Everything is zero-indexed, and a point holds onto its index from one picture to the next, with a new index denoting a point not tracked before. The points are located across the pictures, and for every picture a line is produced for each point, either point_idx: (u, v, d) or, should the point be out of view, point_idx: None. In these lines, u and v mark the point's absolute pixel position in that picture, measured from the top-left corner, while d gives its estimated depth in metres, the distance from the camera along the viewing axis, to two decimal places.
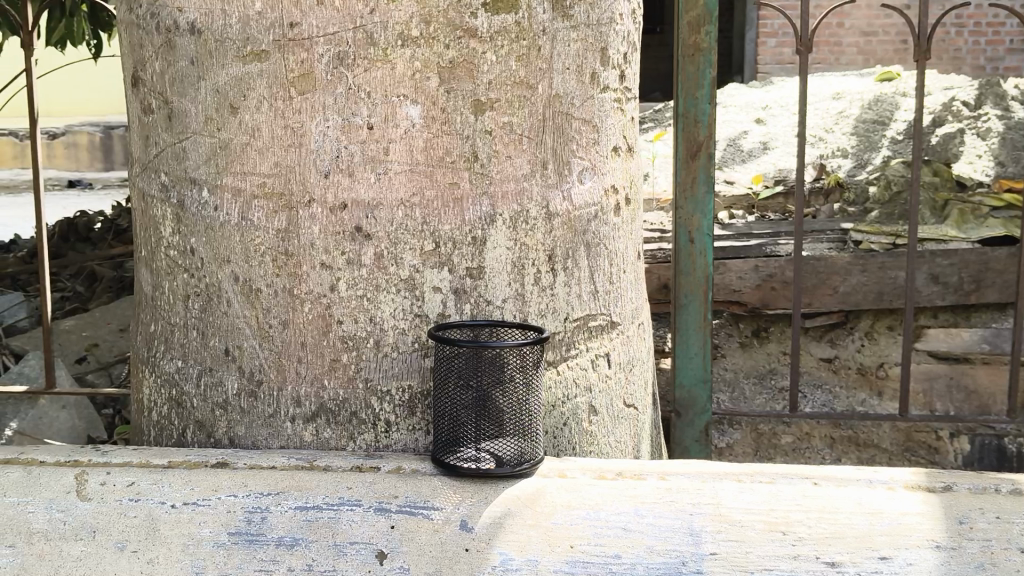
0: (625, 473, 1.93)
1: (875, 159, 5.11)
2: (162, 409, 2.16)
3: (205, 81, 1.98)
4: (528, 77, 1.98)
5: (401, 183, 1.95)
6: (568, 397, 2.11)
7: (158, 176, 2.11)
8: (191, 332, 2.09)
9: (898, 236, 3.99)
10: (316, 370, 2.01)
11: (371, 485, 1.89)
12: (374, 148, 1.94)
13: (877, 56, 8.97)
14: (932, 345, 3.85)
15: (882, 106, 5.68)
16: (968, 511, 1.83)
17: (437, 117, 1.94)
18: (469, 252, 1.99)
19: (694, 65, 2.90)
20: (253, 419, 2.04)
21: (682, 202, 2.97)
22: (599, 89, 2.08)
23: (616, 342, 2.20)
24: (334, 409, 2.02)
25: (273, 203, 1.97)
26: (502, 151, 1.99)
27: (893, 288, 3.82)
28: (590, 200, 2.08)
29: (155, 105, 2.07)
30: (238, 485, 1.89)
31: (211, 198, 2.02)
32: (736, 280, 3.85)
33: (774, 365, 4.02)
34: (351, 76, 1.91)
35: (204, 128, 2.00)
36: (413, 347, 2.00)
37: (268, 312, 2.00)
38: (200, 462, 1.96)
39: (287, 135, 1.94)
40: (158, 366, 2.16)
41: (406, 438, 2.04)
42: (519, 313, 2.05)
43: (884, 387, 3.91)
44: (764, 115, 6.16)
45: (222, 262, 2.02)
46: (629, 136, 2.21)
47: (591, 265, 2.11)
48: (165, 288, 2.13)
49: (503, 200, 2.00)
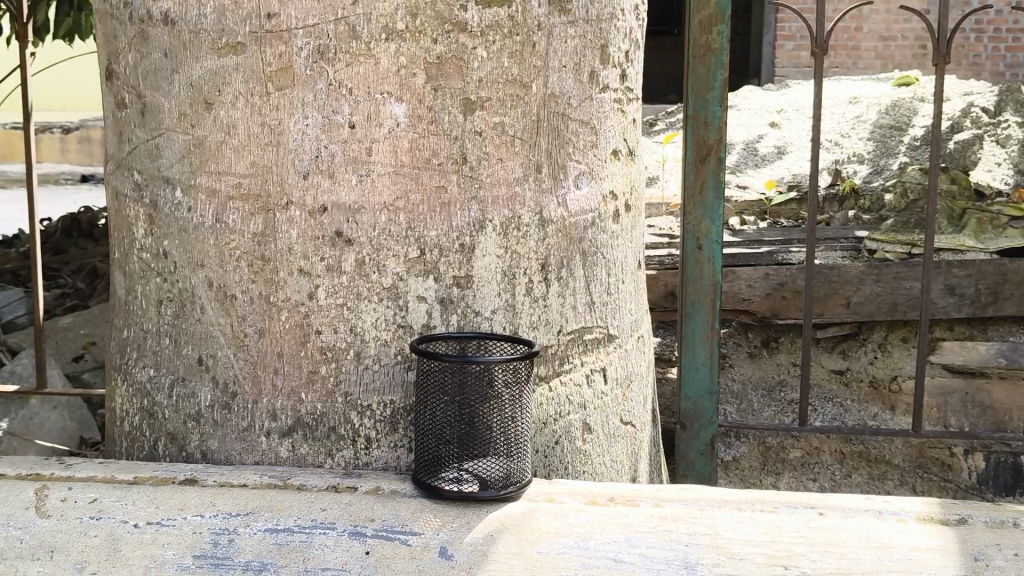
0: (617, 499, 1.82)
1: (892, 165, 4.97)
2: (133, 420, 2.05)
3: (179, 75, 1.87)
4: (521, 76, 1.86)
5: (385, 186, 1.84)
6: (561, 414, 2.00)
7: (132, 174, 2.00)
8: (164, 339, 1.98)
9: (913, 245, 3.82)
10: (294, 382, 1.90)
11: (346, 507, 1.77)
12: (356, 149, 1.82)
13: (895, 61, 8.79)
14: (947, 358, 3.71)
15: (900, 111, 5.52)
16: (985, 547, 1.70)
17: (423, 116, 1.82)
18: (457, 260, 1.88)
19: (705, 66, 2.78)
20: (226, 432, 1.93)
21: (690, 208, 2.85)
22: (598, 88, 1.96)
23: (613, 357, 2.08)
24: (312, 424, 1.91)
25: (249, 205, 1.86)
26: (493, 153, 1.87)
27: (908, 299, 3.67)
28: (586, 207, 1.97)
29: (129, 100, 1.96)
30: (205, 505, 1.78)
31: (185, 199, 1.91)
32: (746, 289, 3.68)
33: (783, 376, 3.88)
34: (332, 71, 1.80)
35: (178, 124, 1.89)
36: (396, 359, 1.89)
37: (244, 319, 1.89)
38: (167, 478, 1.85)
39: (264, 133, 1.83)
40: (130, 374, 2.06)
41: (387, 455, 1.92)
42: (509, 325, 1.93)
43: (897, 401, 3.75)
44: (779, 119, 6.01)
45: (196, 266, 1.91)
46: (630, 139, 2.10)
47: (587, 275, 2.00)
48: (138, 293, 2.02)
49: (494, 205, 1.88)
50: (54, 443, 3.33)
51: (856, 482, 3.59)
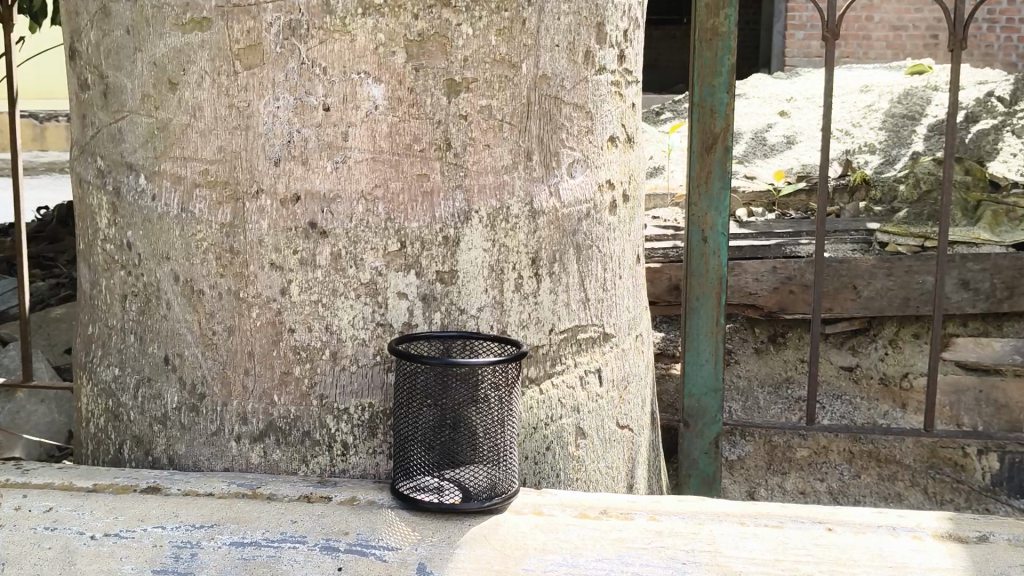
0: (610, 512, 1.69)
1: (904, 155, 4.82)
2: (99, 421, 1.94)
3: (141, 53, 1.74)
4: (510, 55, 1.73)
5: (362, 173, 1.71)
6: (552, 418, 1.87)
7: (95, 160, 1.87)
8: (129, 336, 1.86)
9: (927, 238, 3.64)
10: (266, 384, 1.77)
11: (319, 519, 1.63)
12: (331, 133, 1.69)
13: (906, 51, 8.29)
14: (960, 354, 3.59)
15: (912, 100, 5.36)
16: (1008, 568, 1.57)
17: (404, 98, 1.69)
18: (440, 253, 1.75)
19: (712, 50, 2.64)
20: (194, 437, 1.81)
21: (695, 199, 2.72)
22: (594, 70, 1.83)
23: (609, 357, 1.96)
24: (285, 428, 1.78)
25: (217, 192, 1.73)
26: (479, 138, 1.74)
27: (921, 294, 3.53)
28: (581, 197, 1.84)
29: (91, 80, 1.84)
30: (168, 515, 1.64)
31: (148, 186, 1.79)
32: (753, 283, 3.54)
33: (790, 373, 3.74)
34: (305, 49, 1.67)
35: (141, 105, 1.76)
36: (375, 360, 1.76)
37: (212, 316, 1.77)
38: (128, 486, 1.72)
39: (232, 116, 1.70)
40: (95, 373, 1.94)
41: (365, 462, 1.79)
42: (497, 324, 1.80)
43: (909, 399, 3.62)
44: (788, 108, 5.83)
45: (161, 259, 1.79)
46: (629, 125, 1.96)
47: (581, 270, 1.87)
48: (103, 287, 1.90)
49: (480, 194, 1.75)
50: (42, 437, 3.15)
51: (866, 484, 3.44)
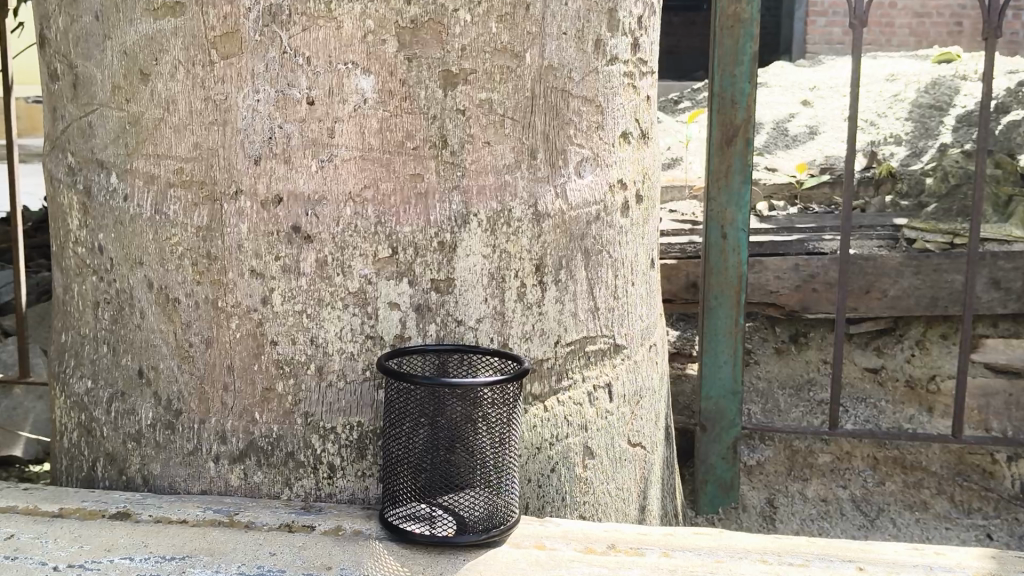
0: (619, 547, 1.54)
1: (932, 147, 4.59)
2: (71, 436, 1.81)
3: (111, 41, 1.61)
4: (512, 45, 1.58)
5: (350, 173, 1.56)
6: (557, 438, 1.72)
7: (65, 157, 1.74)
8: (101, 346, 1.73)
9: (957, 235, 3.34)
10: (246, 401, 1.64)
11: (300, 552, 1.49)
12: (317, 129, 1.55)
13: (929, 39, 7.69)
14: (990, 356, 3.08)
15: (940, 90, 5.14)
16: None
17: (396, 91, 1.54)
18: (436, 260, 1.60)
19: (733, 38, 2.48)
20: (171, 456, 1.68)
21: (714, 194, 2.57)
22: (605, 60, 1.67)
23: (620, 371, 1.81)
24: (267, 449, 1.64)
25: (193, 193, 1.59)
26: (479, 135, 1.58)
27: (950, 293, 3.09)
28: (591, 198, 1.69)
29: (60, 70, 1.70)
30: (136, 546, 1.50)
31: (120, 185, 1.65)
32: (774, 280, 3.17)
33: (812, 375, 3.28)
34: (286, 36, 1.52)
35: (111, 98, 1.63)
36: (365, 376, 1.61)
37: (188, 327, 1.64)
38: (97, 511, 1.60)
39: (208, 110, 1.56)
40: (68, 384, 1.81)
41: (353, 486, 1.65)
42: (497, 336, 1.65)
43: (935, 403, 3.13)
44: (811, 97, 5.63)
45: (134, 264, 1.66)
46: (643, 120, 1.80)
47: (590, 278, 1.72)
48: (75, 293, 1.76)
49: (480, 196, 1.60)
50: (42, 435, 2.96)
51: (890, 491, 2.89)
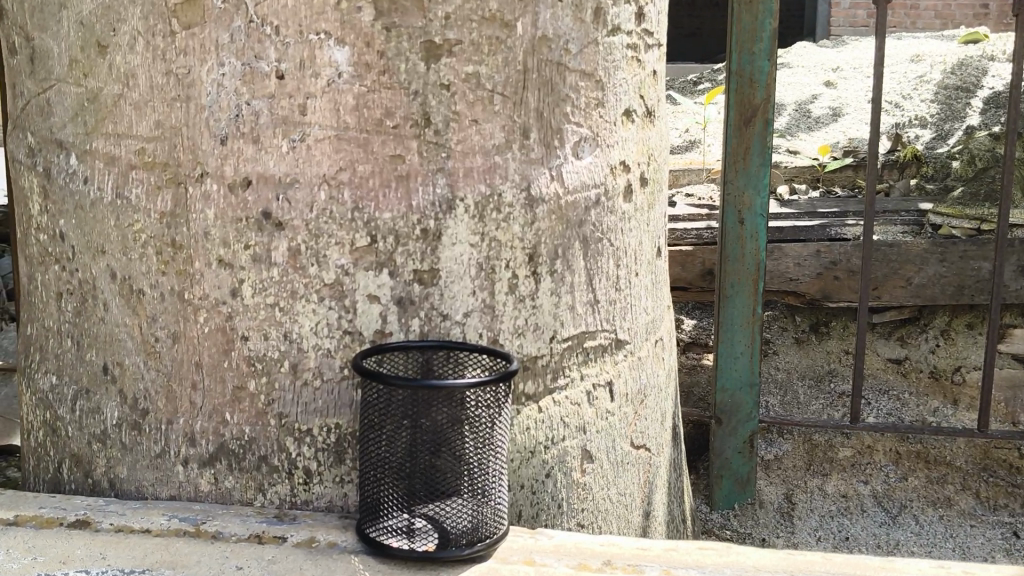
0: (617, 564, 1.41)
1: (958, 132, 4.44)
2: (37, 435, 1.70)
3: (68, 11, 1.49)
4: (501, 13, 1.44)
5: (324, 153, 1.43)
6: (553, 440, 1.59)
7: (25, 137, 1.63)
8: (66, 340, 1.62)
9: (984, 221, 3.18)
10: (216, 401, 1.52)
11: (269, 566, 1.38)
12: (288, 106, 1.42)
13: (956, 22, 7.38)
14: (1018, 347, 2.91)
15: (967, 70, 4.93)
16: None
17: (373, 64, 1.41)
18: (419, 249, 1.47)
19: (752, 13, 2.32)
20: (137, 459, 1.57)
21: (731, 177, 2.42)
22: (605, 30, 1.53)
23: (622, 368, 1.68)
24: (238, 452, 1.52)
25: (156, 175, 1.48)
26: (465, 112, 1.45)
27: (977, 282, 2.91)
28: (589, 181, 1.56)
29: (18, 44, 1.59)
30: (93, 558, 1.39)
31: (80, 168, 1.54)
32: (794, 268, 3.01)
33: (834, 366, 3.12)
34: (253, 4, 1.40)
35: (69, 73, 1.51)
36: (342, 375, 1.49)
37: (154, 321, 1.52)
38: (56, 519, 1.49)
39: (170, 85, 1.44)
40: (33, 380, 1.70)
41: (332, 492, 1.53)
42: (487, 332, 1.52)
43: (961, 396, 2.97)
44: (834, 77, 5.42)
45: (96, 253, 1.55)
46: (648, 96, 1.66)
47: (589, 267, 1.58)
48: (38, 283, 1.65)
49: (467, 179, 1.47)
50: None
51: (913, 487, 2.73)
